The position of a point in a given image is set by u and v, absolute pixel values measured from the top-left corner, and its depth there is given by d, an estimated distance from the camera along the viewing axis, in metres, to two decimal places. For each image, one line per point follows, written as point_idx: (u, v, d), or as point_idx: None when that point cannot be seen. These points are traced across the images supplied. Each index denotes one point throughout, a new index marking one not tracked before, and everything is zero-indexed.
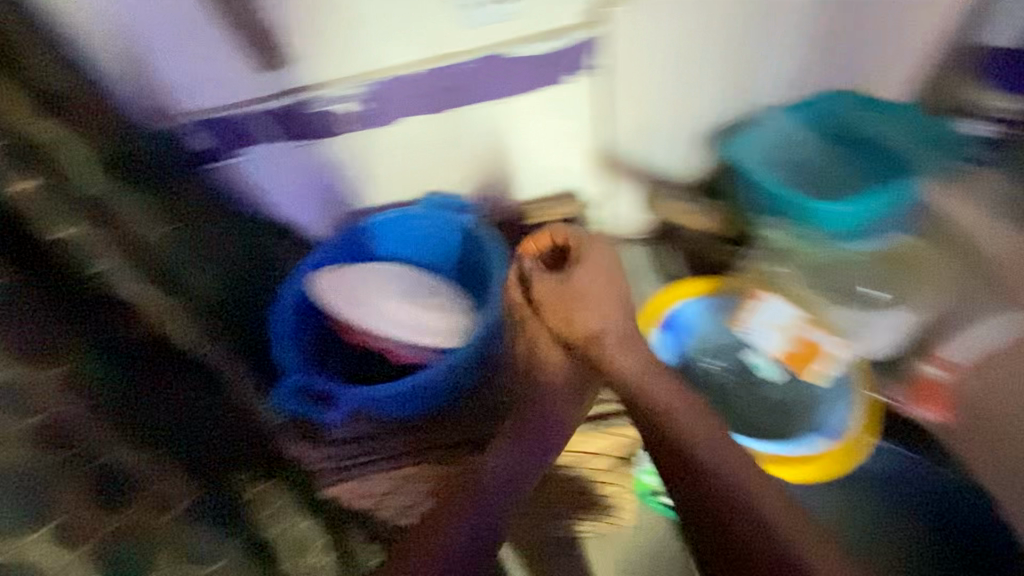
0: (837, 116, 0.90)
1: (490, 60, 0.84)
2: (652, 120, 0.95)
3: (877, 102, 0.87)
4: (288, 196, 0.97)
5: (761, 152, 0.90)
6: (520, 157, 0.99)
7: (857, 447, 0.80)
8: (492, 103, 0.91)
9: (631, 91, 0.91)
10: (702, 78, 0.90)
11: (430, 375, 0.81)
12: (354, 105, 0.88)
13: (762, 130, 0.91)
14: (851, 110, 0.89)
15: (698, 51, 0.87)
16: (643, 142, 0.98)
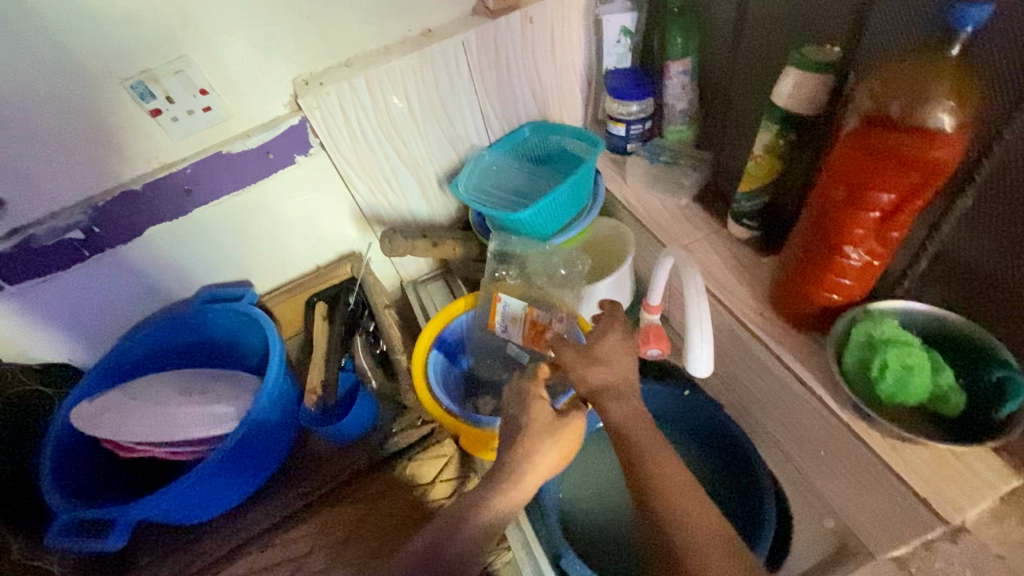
0: (528, 145, 1.06)
1: (205, 162, 0.88)
2: (374, 174, 1.00)
3: (552, 128, 1.04)
4: (55, 326, 0.95)
5: (472, 182, 1.01)
6: (270, 231, 1.01)
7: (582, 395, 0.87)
8: (228, 199, 0.94)
9: (346, 167, 0.97)
10: (392, 120, 0.95)
11: (192, 480, 0.80)
12: (77, 234, 0.87)
13: (469, 166, 1.02)
14: (535, 138, 1.06)
15: (373, 103, 0.91)
16: (386, 198, 1.04)
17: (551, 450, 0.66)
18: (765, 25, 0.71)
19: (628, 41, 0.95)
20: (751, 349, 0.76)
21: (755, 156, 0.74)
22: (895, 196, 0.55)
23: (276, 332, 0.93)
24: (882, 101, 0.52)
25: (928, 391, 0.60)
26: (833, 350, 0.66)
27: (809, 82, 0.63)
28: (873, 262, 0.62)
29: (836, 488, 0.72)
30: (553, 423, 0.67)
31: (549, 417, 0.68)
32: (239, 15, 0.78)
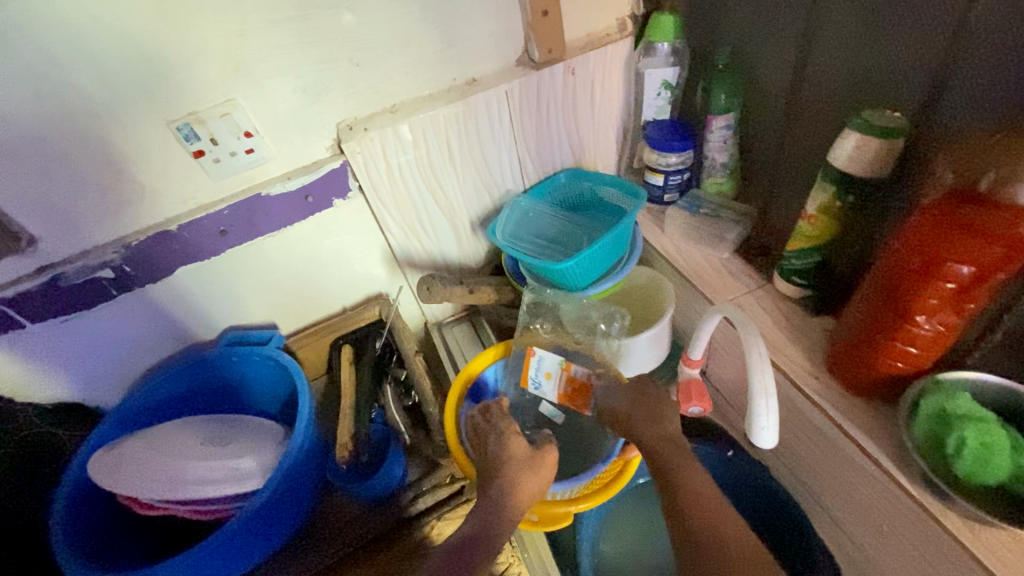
0: (563, 192, 1.06)
1: (243, 203, 0.87)
2: (409, 220, 1.00)
3: (589, 175, 1.03)
4: (73, 369, 0.92)
5: (510, 229, 1.00)
6: (304, 276, 1.01)
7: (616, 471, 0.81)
8: (262, 240, 0.92)
9: (382, 210, 0.97)
10: (433, 162, 0.94)
11: (213, 552, 0.76)
12: (107, 275, 0.85)
13: (505, 210, 1.01)
14: (571, 185, 1.05)
15: (413, 147, 0.91)
16: (422, 242, 1.04)
17: (531, 471, 0.74)
18: (820, 89, 0.71)
19: (669, 94, 0.96)
20: (806, 414, 0.73)
21: (808, 215, 0.73)
22: (974, 270, 0.53)
23: (304, 378, 0.90)
24: (967, 175, 0.52)
25: (1009, 470, 0.56)
26: (901, 422, 0.63)
27: (871, 147, 0.63)
28: (944, 333, 0.60)
29: (898, 565, 0.68)
30: (530, 456, 0.75)
31: (526, 452, 0.76)
32: (291, 60, 0.78)
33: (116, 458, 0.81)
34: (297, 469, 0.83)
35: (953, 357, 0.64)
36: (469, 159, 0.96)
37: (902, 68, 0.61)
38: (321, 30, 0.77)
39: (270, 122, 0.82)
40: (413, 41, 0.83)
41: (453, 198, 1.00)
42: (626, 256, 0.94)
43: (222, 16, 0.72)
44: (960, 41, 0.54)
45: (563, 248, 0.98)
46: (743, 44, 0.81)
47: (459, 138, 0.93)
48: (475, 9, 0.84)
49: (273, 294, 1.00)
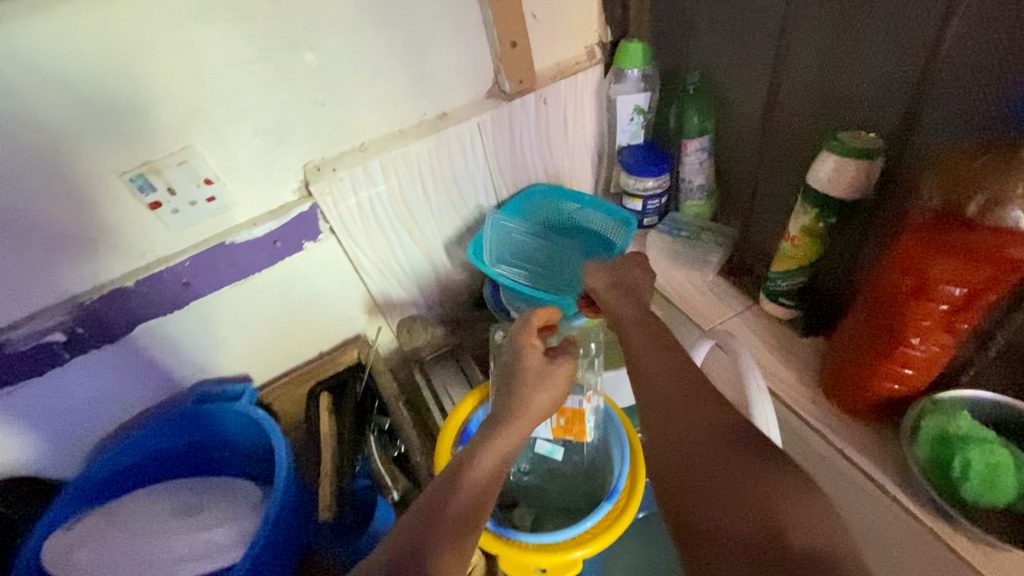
0: (543, 212, 1.01)
1: (206, 253, 0.82)
2: (386, 257, 0.96)
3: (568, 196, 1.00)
4: (25, 444, 0.84)
5: (494, 251, 0.96)
6: (277, 324, 0.95)
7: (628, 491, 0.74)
8: (229, 289, 0.87)
9: (358, 249, 0.93)
10: (408, 195, 0.91)
11: None
12: (60, 342, 0.78)
13: (485, 233, 0.95)
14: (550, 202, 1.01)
15: (387, 182, 0.87)
16: (401, 279, 1.00)
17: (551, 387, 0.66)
18: (795, 110, 0.71)
19: (641, 120, 0.95)
20: (807, 441, 0.71)
21: (791, 237, 0.72)
22: (966, 290, 0.52)
23: (282, 438, 0.84)
24: (953, 198, 0.51)
25: (1015, 491, 0.55)
26: (903, 444, 0.62)
27: (850, 169, 0.63)
28: (940, 353, 0.59)
29: None
30: (547, 368, 0.68)
31: (541, 364, 0.68)
32: (252, 104, 0.75)
33: (80, 548, 0.78)
34: (276, 537, 0.77)
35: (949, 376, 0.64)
36: (444, 191, 0.93)
37: (876, 91, 0.61)
38: (283, 72, 0.74)
39: (232, 166, 0.78)
40: (379, 78, 0.81)
41: (431, 231, 0.97)
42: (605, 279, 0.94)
43: (176, 62, 0.68)
44: (932, 62, 0.55)
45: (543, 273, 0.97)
46: (713, 69, 0.82)
47: (433, 170, 0.90)
48: (442, 44, 0.82)
49: (245, 344, 0.95)
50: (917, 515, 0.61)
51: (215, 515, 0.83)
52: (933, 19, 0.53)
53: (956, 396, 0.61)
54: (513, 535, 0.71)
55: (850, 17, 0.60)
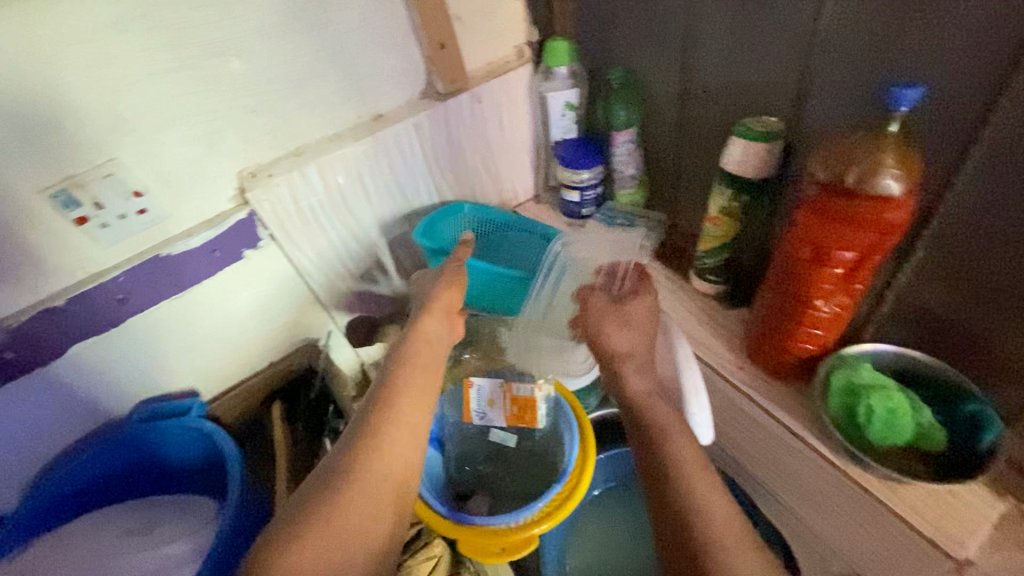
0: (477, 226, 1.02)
1: (140, 267, 0.80)
2: (331, 262, 0.96)
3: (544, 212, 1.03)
4: None
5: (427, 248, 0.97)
6: (223, 336, 0.94)
7: (577, 470, 0.78)
8: (168, 302, 0.85)
9: (301, 255, 0.92)
10: (350, 197, 0.91)
11: None
12: None
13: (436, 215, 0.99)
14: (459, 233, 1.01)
15: (324, 185, 0.88)
16: (349, 284, 1.00)
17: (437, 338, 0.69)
18: (706, 100, 0.77)
19: (573, 115, 0.98)
20: (739, 405, 0.76)
21: (712, 218, 0.78)
22: (855, 253, 0.58)
23: (233, 448, 0.83)
24: (836, 171, 0.56)
25: (912, 431, 0.62)
26: (817, 398, 0.68)
27: (755, 150, 0.69)
28: (841, 313, 0.65)
29: (840, 532, 0.72)
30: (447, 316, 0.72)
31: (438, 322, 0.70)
32: (180, 113, 0.74)
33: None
34: (230, 549, 0.77)
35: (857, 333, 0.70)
36: (386, 194, 0.95)
37: (771, 79, 0.67)
38: (210, 80, 0.74)
39: (163, 176, 0.77)
40: (310, 82, 0.81)
41: (376, 234, 0.98)
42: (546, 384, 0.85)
43: (93, 72, 0.67)
44: (813, 51, 0.61)
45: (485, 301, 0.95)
46: (633, 64, 0.87)
47: (371, 173, 0.91)
48: (372, 48, 0.83)
49: (190, 359, 0.93)
50: (834, 462, 0.67)
51: (162, 540, 0.83)
52: (810, 13, 0.59)
53: (862, 354, 0.67)
54: (473, 520, 0.73)
55: (742, 13, 0.66)
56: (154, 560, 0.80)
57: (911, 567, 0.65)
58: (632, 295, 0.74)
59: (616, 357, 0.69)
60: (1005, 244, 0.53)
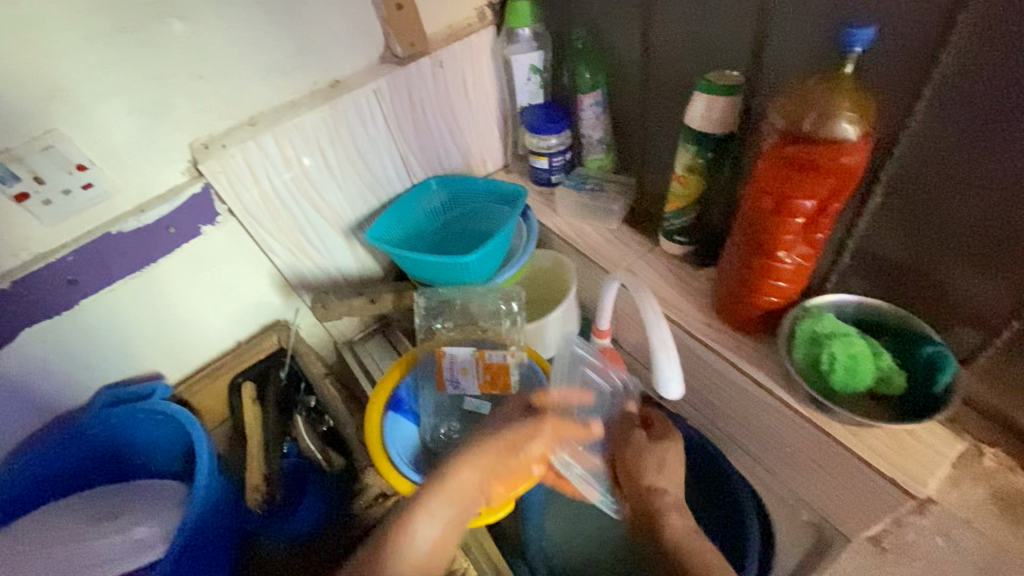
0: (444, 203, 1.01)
1: (91, 246, 0.76)
2: (295, 238, 0.93)
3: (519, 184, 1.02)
4: None
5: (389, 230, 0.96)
6: (186, 318, 0.91)
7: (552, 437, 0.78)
8: (123, 282, 0.82)
9: (263, 231, 0.89)
10: (311, 168, 0.88)
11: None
12: None
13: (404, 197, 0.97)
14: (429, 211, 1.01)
15: (282, 156, 0.84)
16: (315, 260, 0.97)
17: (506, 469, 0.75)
18: (670, 58, 0.75)
19: (538, 79, 0.96)
20: (709, 362, 0.77)
21: (678, 177, 0.78)
22: (816, 202, 0.58)
23: (200, 428, 0.81)
24: (794, 118, 0.56)
25: (874, 375, 0.63)
26: (783, 349, 0.69)
27: (717, 104, 0.68)
28: (804, 265, 0.65)
29: (806, 481, 0.73)
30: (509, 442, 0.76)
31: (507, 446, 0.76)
32: (122, 80, 0.70)
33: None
34: (200, 533, 0.76)
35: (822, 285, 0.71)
36: (349, 164, 0.91)
37: (731, 31, 0.66)
38: (150, 44, 0.70)
39: (108, 148, 0.73)
40: (260, 47, 0.78)
41: (341, 207, 0.95)
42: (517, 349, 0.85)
43: (21, 37, 0.63)
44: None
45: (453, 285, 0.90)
46: (596, 23, 0.85)
47: (331, 142, 0.88)
48: (323, 8, 0.80)
49: (153, 342, 0.90)
50: (800, 412, 0.68)
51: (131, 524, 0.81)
52: None
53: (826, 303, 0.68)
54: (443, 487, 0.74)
55: None
56: (123, 543, 0.78)
57: (872, 509, 0.66)
58: (663, 437, 0.78)
59: (652, 492, 0.74)
60: (961, 184, 0.53)
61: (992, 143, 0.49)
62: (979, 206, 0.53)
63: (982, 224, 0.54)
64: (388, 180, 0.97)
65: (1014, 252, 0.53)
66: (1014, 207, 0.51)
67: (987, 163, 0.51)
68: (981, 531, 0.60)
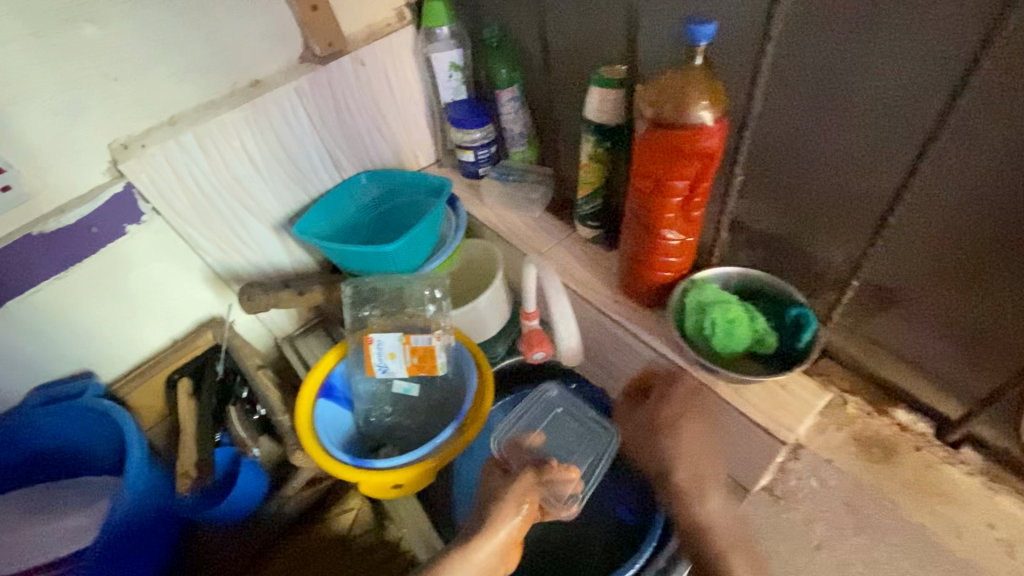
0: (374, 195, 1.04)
1: (12, 249, 0.76)
2: (226, 235, 0.95)
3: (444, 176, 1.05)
4: None
5: (319, 224, 0.99)
6: (119, 317, 0.92)
7: (474, 410, 0.83)
8: (48, 285, 0.82)
9: (191, 229, 0.91)
10: (237, 166, 0.90)
11: None
12: None
13: (334, 191, 1.00)
14: (361, 203, 1.03)
15: (205, 154, 0.86)
16: (247, 255, 1.00)
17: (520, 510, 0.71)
18: (571, 52, 0.82)
19: (460, 76, 0.99)
20: (618, 335, 0.83)
21: (583, 164, 0.84)
22: (686, 182, 0.65)
23: (133, 422, 0.83)
24: (658, 108, 0.62)
25: (750, 336, 0.70)
26: (673, 318, 0.75)
27: (609, 96, 0.74)
28: (688, 239, 0.72)
29: (706, 440, 0.80)
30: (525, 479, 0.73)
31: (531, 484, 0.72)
32: (35, 83, 0.72)
33: None
34: (126, 523, 0.80)
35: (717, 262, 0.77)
36: (275, 161, 0.94)
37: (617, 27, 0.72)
38: (63, 48, 0.72)
39: (25, 151, 0.74)
40: (176, 48, 0.80)
41: (270, 203, 0.97)
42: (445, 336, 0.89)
43: None
44: None
45: (383, 273, 0.95)
46: (508, 22, 0.90)
47: (254, 139, 0.90)
48: (240, 11, 0.83)
49: (85, 343, 0.90)
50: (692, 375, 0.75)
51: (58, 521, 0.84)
52: None
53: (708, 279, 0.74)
54: (371, 463, 0.79)
55: None
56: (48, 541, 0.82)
57: (759, 458, 0.73)
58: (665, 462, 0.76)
59: None
60: (801, 159, 0.62)
61: (816, 122, 0.58)
62: (816, 178, 0.62)
63: (820, 194, 0.63)
64: (317, 176, 1.00)
65: (846, 217, 0.62)
66: (840, 177, 0.60)
67: (815, 140, 0.59)
68: (842, 468, 0.69)
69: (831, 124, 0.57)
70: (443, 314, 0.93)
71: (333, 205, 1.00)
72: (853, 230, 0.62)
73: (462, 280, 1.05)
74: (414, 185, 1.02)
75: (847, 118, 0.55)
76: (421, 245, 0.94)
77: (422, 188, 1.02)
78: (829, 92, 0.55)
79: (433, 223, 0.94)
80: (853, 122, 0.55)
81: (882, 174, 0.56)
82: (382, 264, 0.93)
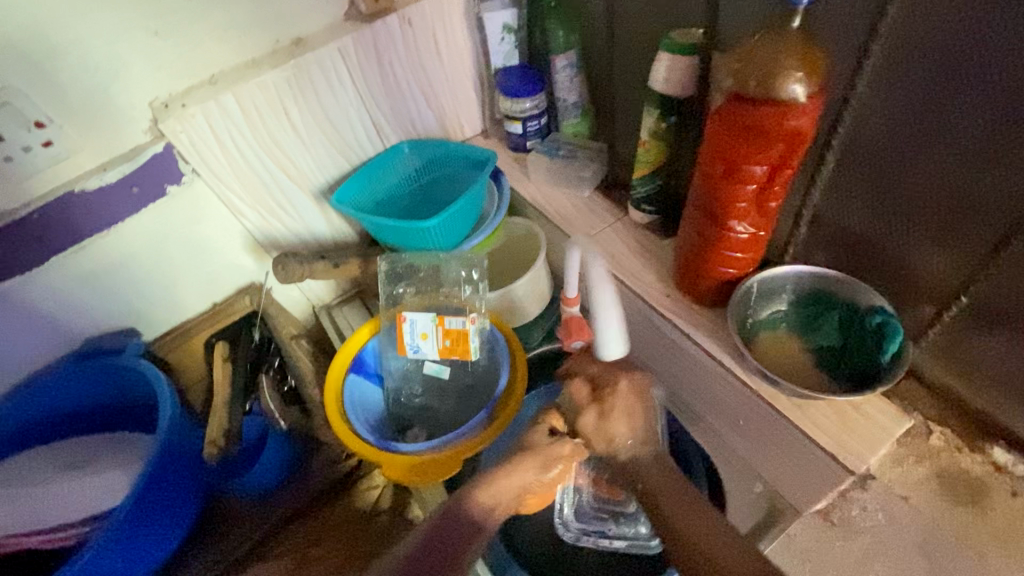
0: (414, 167, 0.99)
1: (55, 205, 0.76)
2: (268, 201, 0.93)
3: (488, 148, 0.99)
4: None
5: (358, 195, 0.96)
6: (161, 278, 0.92)
7: (507, 402, 0.79)
8: (89, 243, 0.82)
9: (234, 193, 0.89)
10: (284, 130, 0.87)
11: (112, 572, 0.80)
12: None
13: (375, 161, 0.96)
14: (403, 174, 0.99)
15: (252, 116, 0.83)
16: (288, 223, 0.98)
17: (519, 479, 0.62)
18: (639, 12, 0.74)
19: (513, 39, 0.92)
20: (666, 332, 0.75)
21: (642, 142, 0.76)
22: (766, 168, 0.56)
23: (169, 385, 0.85)
24: (741, 80, 0.54)
25: (811, 359, 0.66)
26: (733, 322, 0.67)
27: (680, 65, 0.66)
28: (758, 233, 0.63)
29: (758, 456, 0.72)
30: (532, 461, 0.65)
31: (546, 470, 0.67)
32: (77, 35, 0.70)
33: None
34: (156, 480, 0.81)
35: (796, 291, 0.68)
36: (323, 127, 0.90)
37: None
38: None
39: (69, 106, 0.73)
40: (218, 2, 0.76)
41: (313, 170, 0.94)
42: (478, 319, 0.85)
43: None
44: None
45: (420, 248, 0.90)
46: None
47: (302, 102, 0.86)
48: None
49: (128, 301, 0.91)
50: (749, 384, 0.67)
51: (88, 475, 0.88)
52: None
53: (774, 302, 0.69)
54: (395, 446, 0.78)
55: None
56: (82, 492, 0.86)
57: (820, 483, 0.65)
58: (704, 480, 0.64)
59: None
60: (915, 150, 0.53)
61: (941, 105, 0.49)
62: (929, 174, 0.53)
63: (930, 192, 0.54)
64: (362, 145, 0.96)
65: (960, 221, 0.53)
66: (962, 173, 0.51)
67: (935, 127, 0.51)
68: (919, 508, 0.63)
69: (962, 108, 0.48)
70: (477, 295, 0.88)
71: (375, 175, 0.97)
72: (971, 235, 0.53)
73: (501, 263, 1.00)
74: (458, 159, 0.97)
75: (985, 101, 0.47)
76: (461, 223, 0.89)
77: (466, 161, 0.97)
78: (962, 69, 0.47)
79: (475, 198, 0.89)
80: (991, 106, 0.47)
81: (1019, 172, 0.47)
82: (420, 239, 0.88)
